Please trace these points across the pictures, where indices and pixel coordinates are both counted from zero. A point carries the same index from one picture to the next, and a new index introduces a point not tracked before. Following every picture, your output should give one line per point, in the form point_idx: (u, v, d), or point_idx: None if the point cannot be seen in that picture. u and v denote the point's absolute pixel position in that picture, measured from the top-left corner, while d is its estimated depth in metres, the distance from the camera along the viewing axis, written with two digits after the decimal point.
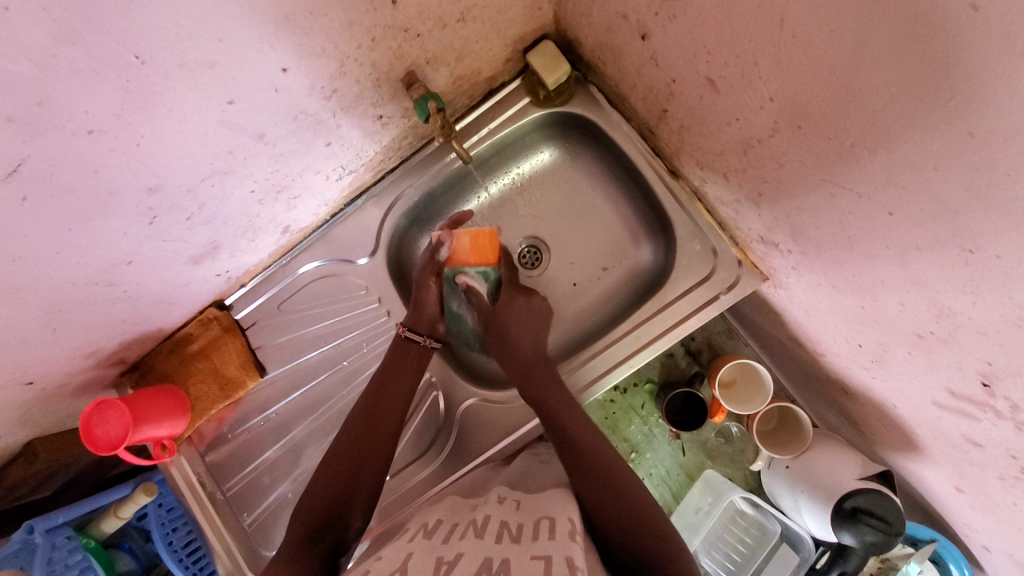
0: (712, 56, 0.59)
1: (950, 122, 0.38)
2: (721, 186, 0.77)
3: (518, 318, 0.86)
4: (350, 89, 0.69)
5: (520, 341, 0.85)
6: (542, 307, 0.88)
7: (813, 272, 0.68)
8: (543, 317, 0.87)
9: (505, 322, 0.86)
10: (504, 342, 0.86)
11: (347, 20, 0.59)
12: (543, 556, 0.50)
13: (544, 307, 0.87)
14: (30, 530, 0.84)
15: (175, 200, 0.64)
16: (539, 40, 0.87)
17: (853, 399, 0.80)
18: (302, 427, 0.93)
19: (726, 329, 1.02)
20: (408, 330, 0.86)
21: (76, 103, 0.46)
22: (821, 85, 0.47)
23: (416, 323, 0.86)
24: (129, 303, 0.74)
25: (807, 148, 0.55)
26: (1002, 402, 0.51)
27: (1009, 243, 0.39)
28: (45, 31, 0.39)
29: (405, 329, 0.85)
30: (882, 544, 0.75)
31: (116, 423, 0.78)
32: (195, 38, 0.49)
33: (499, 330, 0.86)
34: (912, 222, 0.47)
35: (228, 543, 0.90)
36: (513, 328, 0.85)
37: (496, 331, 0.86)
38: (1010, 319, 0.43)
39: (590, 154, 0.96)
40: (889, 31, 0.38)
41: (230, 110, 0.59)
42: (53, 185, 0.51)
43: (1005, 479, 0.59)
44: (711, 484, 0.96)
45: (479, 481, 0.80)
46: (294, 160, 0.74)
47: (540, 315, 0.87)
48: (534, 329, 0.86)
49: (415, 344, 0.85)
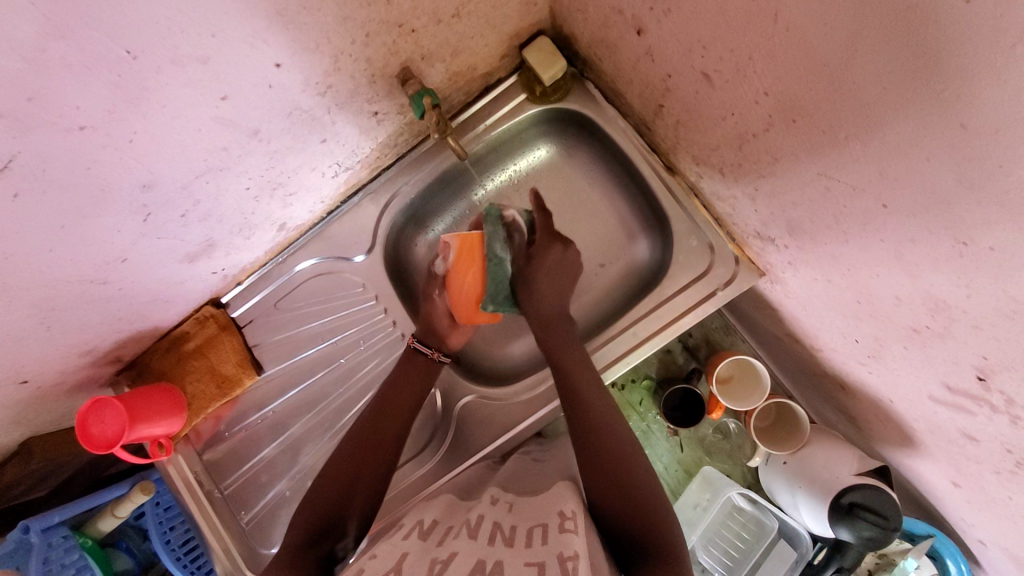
0: (707, 50, 0.59)
1: (942, 113, 0.38)
2: (718, 182, 0.77)
3: (551, 267, 0.83)
4: (345, 85, 0.69)
5: (547, 294, 0.83)
6: (574, 259, 0.85)
7: (809, 267, 0.68)
8: (573, 269, 0.85)
9: (537, 270, 0.82)
10: (534, 291, 0.82)
11: (341, 16, 0.59)
12: (535, 561, 0.50)
13: (576, 259, 0.85)
14: (25, 530, 0.83)
15: (170, 197, 0.64)
16: (535, 36, 0.87)
17: (850, 394, 0.80)
18: (299, 424, 0.93)
19: (724, 325, 1.02)
20: (417, 342, 0.86)
21: (66, 99, 0.45)
22: (815, 78, 0.47)
23: (424, 333, 0.86)
24: (124, 301, 0.74)
25: (802, 143, 0.55)
26: (997, 396, 0.51)
27: (1003, 236, 0.39)
28: (35, 27, 0.39)
29: (414, 340, 0.86)
30: (880, 539, 0.75)
31: (114, 422, 0.78)
32: (187, 33, 0.48)
33: (530, 283, 0.82)
34: (907, 216, 0.47)
35: (226, 541, 0.90)
36: (547, 277, 0.83)
37: (529, 280, 0.82)
38: (1005, 312, 0.43)
39: (587, 150, 0.96)
40: (880, 25, 0.38)
41: (223, 106, 0.58)
42: (45, 182, 0.50)
43: (1001, 473, 0.59)
44: (711, 481, 0.96)
45: (476, 479, 0.80)
46: (288, 157, 0.74)
47: (571, 268, 0.85)
48: (562, 281, 0.84)
49: (423, 355, 0.86)
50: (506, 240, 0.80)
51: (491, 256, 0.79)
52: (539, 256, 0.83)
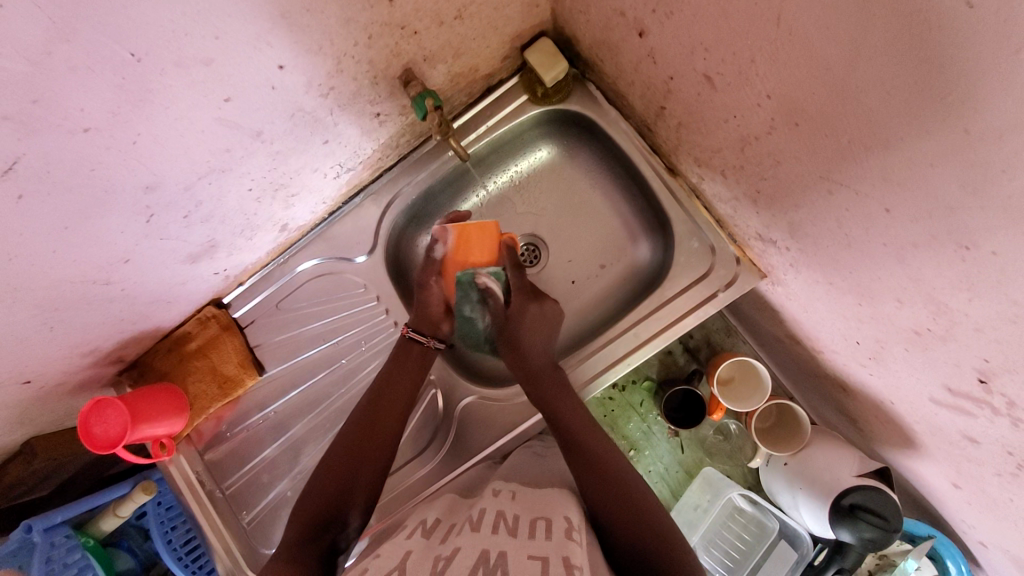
0: (709, 53, 0.59)
1: (945, 123, 0.39)
2: (719, 183, 0.77)
3: (530, 322, 0.84)
4: (347, 87, 0.69)
5: (532, 349, 0.83)
6: (552, 312, 0.86)
7: (811, 270, 0.68)
8: (553, 321, 0.86)
9: (514, 329, 0.83)
10: (517, 347, 0.83)
11: (343, 18, 0.59)
12: (539, 555, 0.50)
13: (554, 312, 0.85)
14: (27, 530, 0.84)
15: (172, 198, 0.64)
16: (537, 38, 0.87)
17: (851, 396, 0.80)
18: (301, 425, 0.93)
19: (725, 327, 1.02)
20: (412, 331, 0.86)
21: (70, 100, 0.46)
22: (818, 81, 0.47)
23: (420, 323, 0.86)
24: (126, 302, 0.74)
25: (804, 145, 0.55)
26: (998, 399, 0.51)
27: (1006, 239, 0.39)
28: (40, 30, 0.39)
29: (410, 329, 0.86)
30: (881, 541, 0.75)
31: (116, 422, 0.78)
32: (191, 36, 0.48)
33: (509, 339, 0.83)
34: (909, 219, 0.47)
35: (227, 542, 0.90)
36: (531, 336, 0.83)
37: (507, 336, 0.84)
38: (1007, 315, 0.43)
39: (588, 151, 0.96)
40: (883, 28, 0.38)
41: (226, 108, 0.59)
42: (49, 183, 0.51)
43: (1003, 475, 0.59)
44: (711, 481, 0.97)
45: (477, 479, 0.80)
46: (291, 158, 0.74)
47: (550, 320, 0.85)
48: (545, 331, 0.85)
49: (419, 344, 0.85)
50: (478, 302, 0.86)
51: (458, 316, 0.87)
52: (519, 314, 0.83)
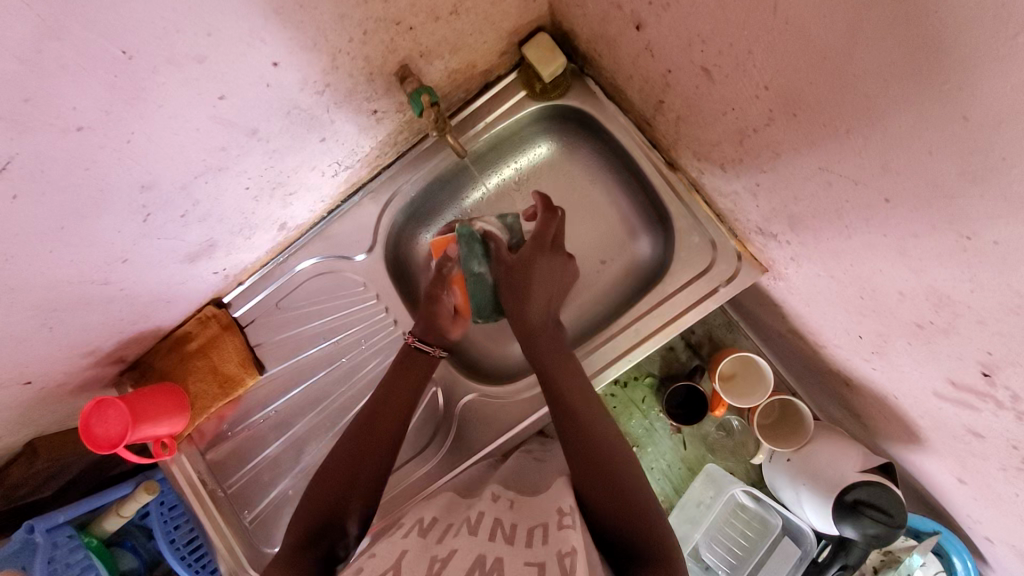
0: (707, 45, 0.58)
1: (944, 107, 0.38)
2: (719, 177, 0.77)
3: (543, 277, 0.83)
4: (343, 83, 0.69)
5: (540, 301, 0.82)
6: (569, 273, 0.86)
7: (812, 263, 0.68)
8: (566, 283, 0.85)
9: (527, 278, 0.82)
10: (524, 300, 0.82)
11: (337, 14, 0.59)
12: (535, 560, 0.50)
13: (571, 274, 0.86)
14: (30, 530, 0.84)
15: (169, 197, 0.64)
16: (535, 32, 0.86)
17: (855, 390, 0.79)
18: (302, 423, 0.93)
19: (726, 322, 1.01)
20: (418, 340, 0.86)
21: (62, 100, 0.45)
22: (816, 71, 0.47)
23: (426, 330, 0.86)
24: (125, 302, 0.74)
25: (803, 137, 0.54)
26: (1002, 392, 0.50)
27: (1006, 229, 0.39)
28: (30, 28, 0.39)
29: (416, 338, 0.85)
30: (884, 537, 0.74)
31: (116, 422, 0.78)
32: (183, 33, 0.48)
33: (525, 287, 0.82)
34: (910, 210, 0.46)
35: (229, 541, 0.90)
36: (542, 284, 0.82)
37: (519, 284, 0.83)
38: (1009, 307, 0.43)
39: (588, 146, 0.95)
40: (881, 16, 0.37)
41: (221, 106, 0.58)
42: (43, 183, 0.50)
43: (1007, 470, 0.58)
44: (715, 478, 0.95)
45: (477, 476, 0.80)
46: (288, 156, 0.74)
47: (565, 280, 0.85)
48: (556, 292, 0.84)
49: (426, 353, 0.85)
50: (484, 257, 0.87)
51: (467, 271, 0.88)
52: (527, 262, 0.83)
